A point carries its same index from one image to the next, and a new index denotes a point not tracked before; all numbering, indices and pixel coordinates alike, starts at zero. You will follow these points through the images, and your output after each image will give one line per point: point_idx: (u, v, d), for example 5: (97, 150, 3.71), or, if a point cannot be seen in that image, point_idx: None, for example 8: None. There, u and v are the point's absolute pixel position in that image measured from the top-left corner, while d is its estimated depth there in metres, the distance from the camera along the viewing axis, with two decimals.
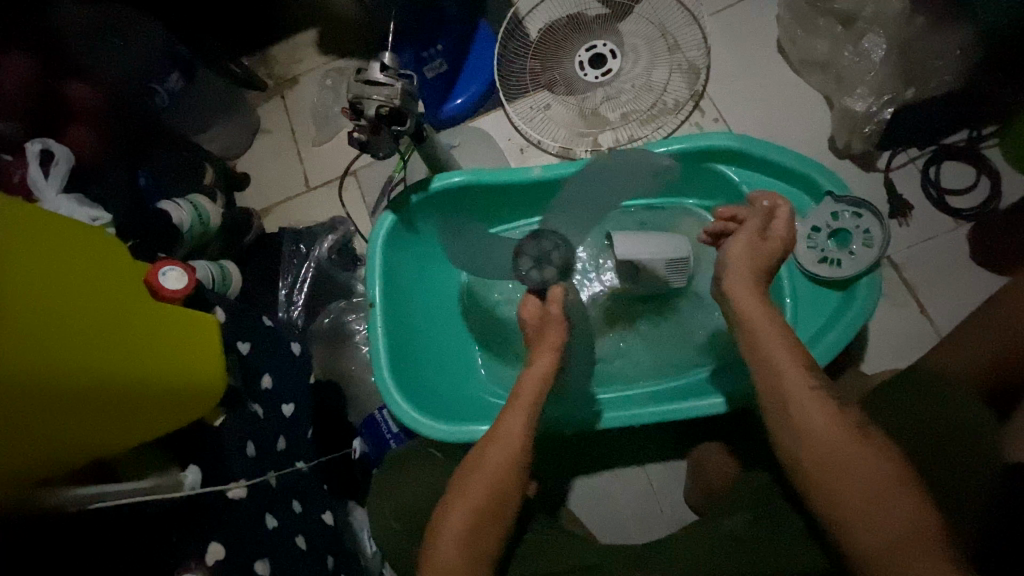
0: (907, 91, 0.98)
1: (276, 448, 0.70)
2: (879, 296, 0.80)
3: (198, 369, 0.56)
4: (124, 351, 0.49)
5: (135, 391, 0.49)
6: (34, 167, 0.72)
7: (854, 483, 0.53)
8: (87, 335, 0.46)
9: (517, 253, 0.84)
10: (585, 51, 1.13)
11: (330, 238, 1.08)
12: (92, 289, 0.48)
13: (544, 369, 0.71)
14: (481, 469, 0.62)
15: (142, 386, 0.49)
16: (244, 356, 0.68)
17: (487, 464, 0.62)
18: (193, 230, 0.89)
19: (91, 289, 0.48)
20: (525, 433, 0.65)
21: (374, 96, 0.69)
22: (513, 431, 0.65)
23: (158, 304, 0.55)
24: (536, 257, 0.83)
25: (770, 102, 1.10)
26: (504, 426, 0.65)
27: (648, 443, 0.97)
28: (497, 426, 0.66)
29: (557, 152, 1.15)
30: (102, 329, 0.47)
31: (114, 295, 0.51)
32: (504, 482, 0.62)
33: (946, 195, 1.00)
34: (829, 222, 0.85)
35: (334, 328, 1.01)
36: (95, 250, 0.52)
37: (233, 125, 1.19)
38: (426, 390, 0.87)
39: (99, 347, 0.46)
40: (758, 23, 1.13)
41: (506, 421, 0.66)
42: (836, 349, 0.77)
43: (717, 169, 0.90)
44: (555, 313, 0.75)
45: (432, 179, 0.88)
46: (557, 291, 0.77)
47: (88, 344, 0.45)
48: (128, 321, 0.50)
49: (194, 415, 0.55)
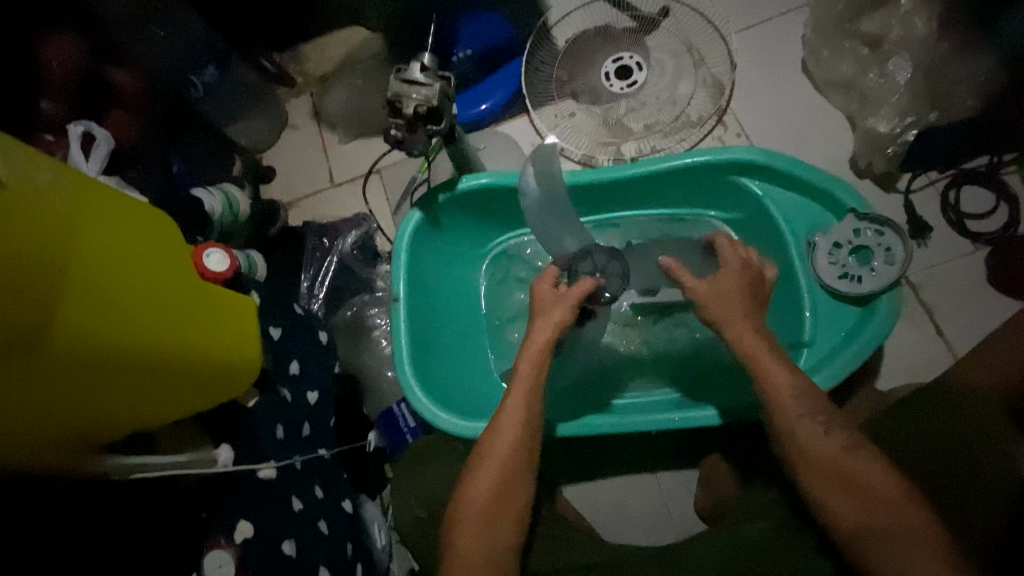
0: (931, 113, 0.98)
1: (302, 433, 0.71)
2: (899, 313, 0.80)
3: (238, 349, 0.57)
4: (169, 326, 0.50)
5: (175, 366, 0.49)
6: (76, 149, 0.73)
7: (864, 494, 0.55)
8: (133, 309, 0.46)
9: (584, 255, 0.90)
10: (612, 62, 1.16)
11: (353, 233, 1.10)
12: (142, 265, 0.49)
13: (541, 350, 0.70)
14: (488, 457, 0.63)
15: (185, 360, 0.50)
16: (275, 341, 0.68)
17: (491, 453, 0.63)
18: (223, 219, 0.92)
19: (141, 265, 0.49)
20: (524, 416, 0.65)
21: (413, 95, 0.72)
22: (512, 417, 0.65)
23: (202, 283, 0.56)
24: (595, 271, 0.90)
25: (793, 120, 1.11)
26: (505, 414, 0.65)
27: (662, 451, 0.97)
28: (497, 417, 0.65)
29: (580, 160, 1.16)
30: (150, 304, 0.48)
31: (164, 271, 0.52)
32: (512, 460, 0.62)
33: (965, 219, 1.01)
34: (851, 239, 0.86)
35: (356, 321, 1.03)
36: (149, 226, 0.53)
37: (262, 118, 1.21)
38: (445, 387, 0.87)
39: (149, 320, 0.48)
40: (784, 43, 1.15)
41: (509, 403, 0.66)
42: (856, 362, 0.78)
43: (740, 181, 0.92)
44: (571, 296, 0.76)
45: (458, 180, 0.90)
46: (586, 284, 0.78)
47: (134, 317, 0.46)
48: (175, 298, 0.51)
49: (227, 394, 0.56)
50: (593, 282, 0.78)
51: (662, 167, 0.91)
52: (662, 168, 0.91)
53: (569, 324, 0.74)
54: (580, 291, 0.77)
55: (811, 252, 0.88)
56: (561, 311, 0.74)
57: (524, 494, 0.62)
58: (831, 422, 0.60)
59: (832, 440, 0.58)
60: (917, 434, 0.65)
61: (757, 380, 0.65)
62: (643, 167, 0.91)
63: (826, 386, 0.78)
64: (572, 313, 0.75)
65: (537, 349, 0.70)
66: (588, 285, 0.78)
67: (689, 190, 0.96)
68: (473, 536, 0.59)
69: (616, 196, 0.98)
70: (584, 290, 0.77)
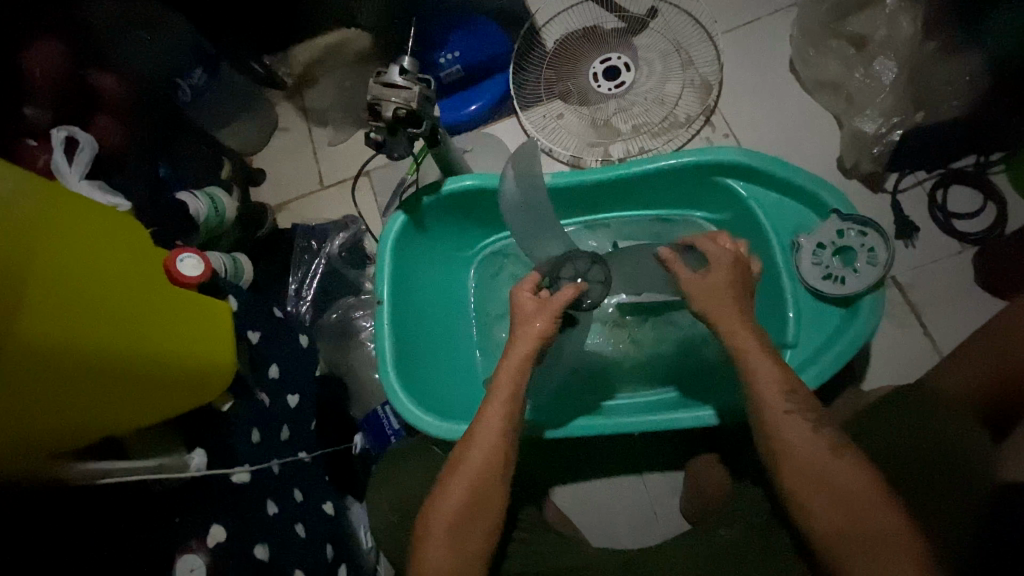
0: (916, 113, 0.98)
1: (281, 437, 0.71)
2: (881, 314, 0.80)
3: (211, 354, 0.57)
4: (140, 333, 0.50)
5: (146, 372, 0.50)
6: (59, 153, 0.74)
7: (831, 497, 0.55)
8: (104, 317, 0.47)
9: (564, 261, 0.87)
10: (599, 63, 1.16)
11: (342, 235, 1.11)
12: (113, 272, 0.50)
13: (521, 362, 0.68)
14: (463, 467, 0.63)
15: (154, 366, 0.50)
16: (253, 345, 0.68)
17: (465, 465, 0.63)
18: (208, 221, 0.92)
19: (112, 272, 0.50)
20: (500, 428, 0.65)
21: (392, 98, 0.72)
22: (491, 427, 0.64)
23: (176, 290, 0.56)
24: (577, 277, 0.86)
25: (780, 120, 1.11)
26: (480, 426, 0.65)
27: (647, 452, 0.97)
28: (475, 427, 0.65)
29: (568, 161, 1.16)
30: (121, 312, 0.49)
31: (135, 279, 0.52)
32: (487, 471, 0.62)
33: (952, 218, 1.00)
34: (835, 240, 0.86)
35: (341, 324, 1.02)
36: (119, 233, 0.53)
37: (250, 121, 1.22)
38: (429, 388, 0.88)
39: (116, 327, 0.48)
40: (771, 42, 1.15)
41: (486, 414, 0.65)
42: (837, 364, 0.78)
43: (724, 182, 0.92)
44: (555, 304, 0.73)
45: (444, 182, 0.90)
46: (569, 291, 0.74)
47: (104, 325, 0.47)
48: (147, 306, 0.52)
49: (202, 399, 0.56)
50: (575, 289, 0.75)
51: (645, 169, 0.91)
52: (646, 169, 0.91)
53: (551, 334, 0.72)
54: (564, 300, 0.73)
55: (795, 253, 0.88)
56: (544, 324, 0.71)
57: (498, 504, 0.62)
58: (823, 420, 0.60)
59: (802, 442, 0.59)
60: (897, 436, 0.65)
61: (736, 383, 0.65)
62: (627, 169, 0.91)
63: (814, 385, 0.77)
64: (553, 324, 0.72)
65: (518, 360, 0.68)
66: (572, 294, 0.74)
67: (674, 191, 0.96)
68: (443, 543, 0.59)
69: (602, 198, 0.98)
70: (569, 298, 0.74)
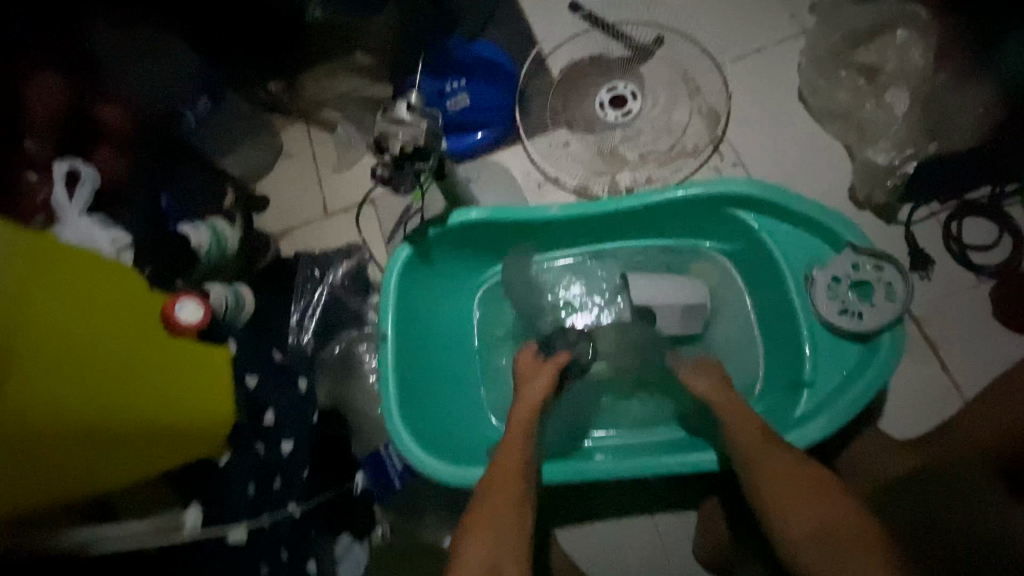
0: (930, 145, 0.97)
1: (273, 488, 0.67)
2: (902, 353, 0.77)
3: (206, 406, 0.55)
4: (128, 390, 0.47)
5: (133, 432, 0.47)
6: (60, 189, 0.74)
7: (850, 568, 0.56)
8: (85, 376, 0.45)
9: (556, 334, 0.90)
10: (606, 91, 1.16)
11: (345, 264, 1.10)
12: (102, 328, 0.48)
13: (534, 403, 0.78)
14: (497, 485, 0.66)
15: (139, 423, 0.48)
16: (251, 390, 0.65)
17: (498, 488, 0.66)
18: (210, 254, 0.89)
19: (100, 328, 0.48)
20: (522, 455, 0.71)
21: (399, 135, 0.70)
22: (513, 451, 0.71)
23: (170, 342, 0.54)
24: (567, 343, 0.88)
25: (791, 148, 1.09)
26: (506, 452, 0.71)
27: (658, 492, 0.94)
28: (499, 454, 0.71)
29: (574, 190, 1.15)
30: (105, 368, 0.46)
31: (126, 333, 0.50)
32: (515, 485, 0.67)
33: (968, 250, 0.99)
34: (850, 273, 0.83)
35: (344, 356, 1.01)
36: (113, 281, 0.52)
37: (255, 147, 1.21)
38: (433, 427, 0.85)
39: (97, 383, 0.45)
40: (780, 71, 1.14)
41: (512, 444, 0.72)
42: (854, 409, 0.75)
43: (735, 214, 0.90)
44: (549, 367, 0.82)
45: (449, 214, 0.88)
46: (560, 358, 0.83)
47: (88, 384, 0.45)
48: (136, 361, 0.49)
49: (198, 453, 0.53)
50: (566, 356, 0.84)
51: (655, 200, 0.90)
52: (656, 201, 0.90)
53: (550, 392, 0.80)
54: (558, 362, 0.82)
55: (809, 288, 0.84)
56: (543, 385, 0.79)
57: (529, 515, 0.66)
58: None
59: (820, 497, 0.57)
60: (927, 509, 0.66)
61: None
62: (637, 200, 0.90)
63: (804, 444, 0.75)
64: (551, 383, 0.80)
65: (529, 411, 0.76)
66: (564, 360, 0.83)
67: (685, 222, 0.94)
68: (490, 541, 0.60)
69: (610, 227, 0.96)
70: (561, 363, 0.82)
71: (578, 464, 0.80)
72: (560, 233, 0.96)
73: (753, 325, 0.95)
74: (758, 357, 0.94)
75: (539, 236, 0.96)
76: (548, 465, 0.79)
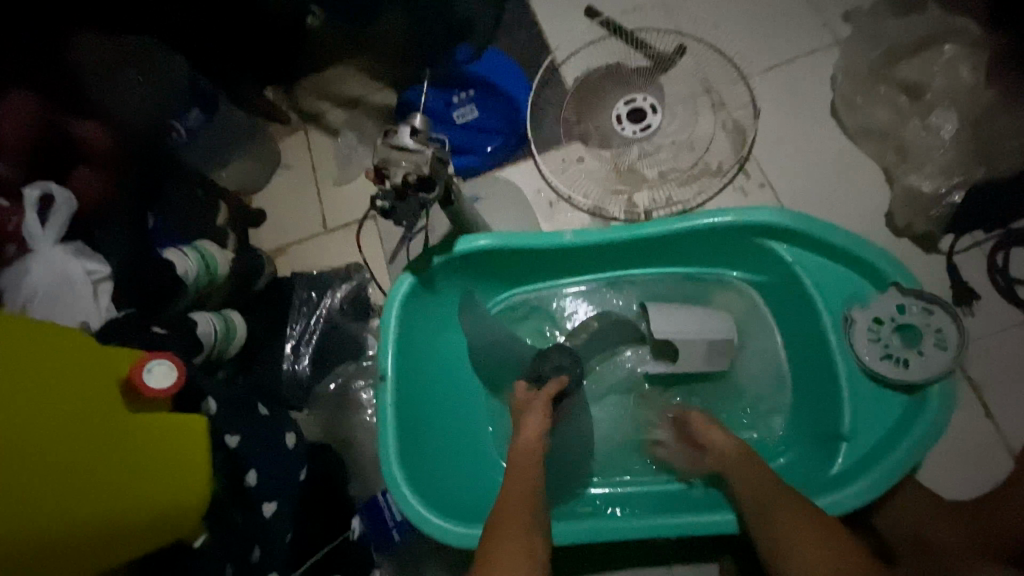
0: (979, 170, 0.89)
1: (250, 561, 0.62)
2: (952, 409, 0.70)
3: (171, 482, 0.47)
4: (71, 486, 0.42)
5: (82, 533, 0.41)
6: (33, 215, 0.68)
7: None
8: (15, 483, 0.39)
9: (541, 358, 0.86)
10: (623, 104, 1.08)
11: (344, 287, 1.03)
12: (34, 418, 0.41)
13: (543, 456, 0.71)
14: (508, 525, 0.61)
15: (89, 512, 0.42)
16: (229, 451, 0.61)
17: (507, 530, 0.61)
18: (199, 281, 0.83)
19: (31, 419, 0.41)
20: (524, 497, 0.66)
21: (402, 163, 0.64)
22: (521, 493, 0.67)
23: (127, 416, 0.47)
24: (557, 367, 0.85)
25: (823, 168, 1.02)
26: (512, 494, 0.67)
27: (675, 542, 0.87)
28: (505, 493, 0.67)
29: (589, 210, 1.07)
30: (50, 463, 0.41)
31: (70, 416, 0.43)
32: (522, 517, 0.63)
33: (1015, 285, 0.91)
34: (894, 315, 0.76)
35: (340, 394, 0.95)
36: (73, 349, 0.47)
37: (251, 158, 1.14)
38: (433, 475, 0.79)
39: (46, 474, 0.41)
40: (812, 84, 1.06)
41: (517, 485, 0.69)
42: (898, 471, 0.69)
43: (766, 245, 0.83)
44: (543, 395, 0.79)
45: (456, 242, 0.82)
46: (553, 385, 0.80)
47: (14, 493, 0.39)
48: (84, 447, 0.43)
49: (168, 538, 0.47)
50: (558, 382, 0.81)
51: (679, 229, 0.83)
52: (681, 230, 0.83)
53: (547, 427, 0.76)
54: (551, 389, 0.80)
55: (848, 330, 0.78)
56: (538, 412, 0.77)
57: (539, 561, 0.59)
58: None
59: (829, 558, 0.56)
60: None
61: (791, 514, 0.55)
62: (659, 229, 0.83)
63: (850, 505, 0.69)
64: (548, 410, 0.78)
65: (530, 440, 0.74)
66: (556, 385, 0.80)
67: (711, 251, 0.87)
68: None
69: (629, 256, 0.89)
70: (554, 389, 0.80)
71: (602, 520, 0.73)
72: (575, 261, 0.89)
73: (782, 365, 0.88)
74: (786, 402, 0.87)
75: (552, 264, 0.89)
76: (566, 523, 0.73)
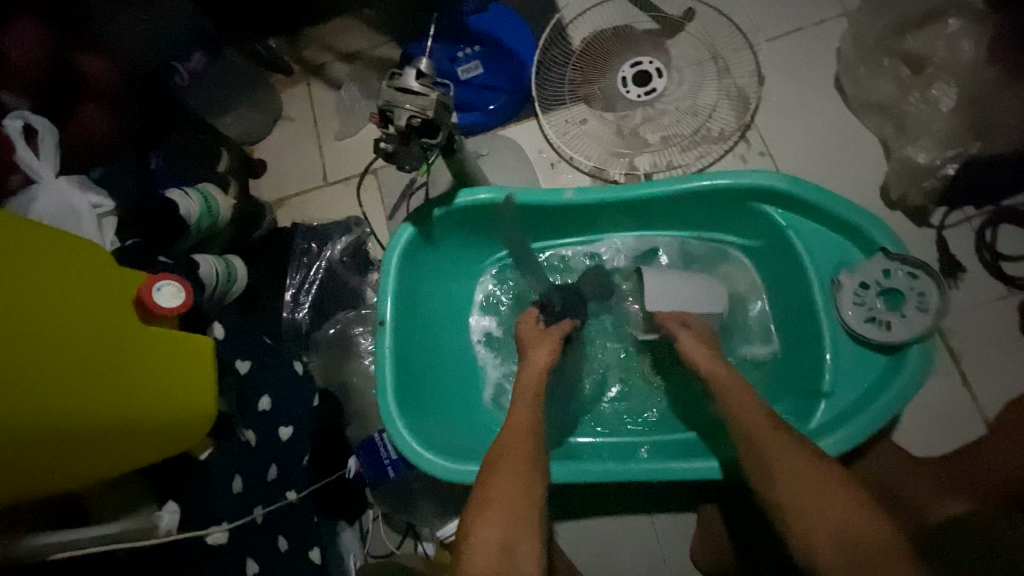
0: (973, 145, 0.90)
1: (265, 479, 0.64)
2: (929, 368, 0.74)
3: (184, 398, 0.51)
4: (95, 391, 0.44)
5: (104, 433, 0.44)
6: (23, 145, 0.69)
7: None
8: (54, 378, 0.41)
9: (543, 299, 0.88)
10: (630, 66, 1.07)
11: (345, 239, 1.03)
12: (48, 324, 0.42)
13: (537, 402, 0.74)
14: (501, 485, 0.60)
15: (118, 419, 0.45)
16: (241, 376, 0.63)
17: (503, 479, 0.60)
18: (201, 222, 0.84)
19: (45, 324, 0.42)
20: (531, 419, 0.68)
21: (407, 106, 0.64)
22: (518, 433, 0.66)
23: (141, 331, 0.49)
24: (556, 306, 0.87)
25: (822, 140, 1.03)
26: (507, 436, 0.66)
27: (659, 491, 0.91)
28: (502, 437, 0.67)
29: (590, 171, 1.08)
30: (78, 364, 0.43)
31: (83, 325, 0.45)
32: (529, 439, 0.65)
33: (1001, 260, 0.92)
34: (880, 279, 0.78)
35: (340, 339, 0.97)
36: (93, 265, 0.48)
37: (254, 108, 1.13)
38: (427, 417, 0.82)
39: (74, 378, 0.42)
40: (817, 56, 1.06)
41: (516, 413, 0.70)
42: (877, 423, 0.72)
43: (761, 209, 0.84)
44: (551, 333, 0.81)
45: (456, 194, 0.83)
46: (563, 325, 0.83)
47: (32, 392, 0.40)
48: (95, 357, 0.45)
49: (171, 449, 0.50)
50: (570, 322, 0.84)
51: (677, 190, 0.84)
52: (678, 190, 0.84)
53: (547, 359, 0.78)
54: (564, 327, 0.82)
55: (835, 293, 0.80)
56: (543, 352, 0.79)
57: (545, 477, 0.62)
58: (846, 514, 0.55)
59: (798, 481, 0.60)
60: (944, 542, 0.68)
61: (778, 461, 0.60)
62: (658, 189, 0.84)
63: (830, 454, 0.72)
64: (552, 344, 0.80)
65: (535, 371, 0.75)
66: (565, 325, 0.82)
67: (708, 213, 0.88)
68: (506, 516, 0.56)
69: (626, 216, 0.90)
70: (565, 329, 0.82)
71: (586, 462, 0.76)
72: (573, 218, 0.90)
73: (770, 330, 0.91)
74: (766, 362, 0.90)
75: (549, 221, 0.90)
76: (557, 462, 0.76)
